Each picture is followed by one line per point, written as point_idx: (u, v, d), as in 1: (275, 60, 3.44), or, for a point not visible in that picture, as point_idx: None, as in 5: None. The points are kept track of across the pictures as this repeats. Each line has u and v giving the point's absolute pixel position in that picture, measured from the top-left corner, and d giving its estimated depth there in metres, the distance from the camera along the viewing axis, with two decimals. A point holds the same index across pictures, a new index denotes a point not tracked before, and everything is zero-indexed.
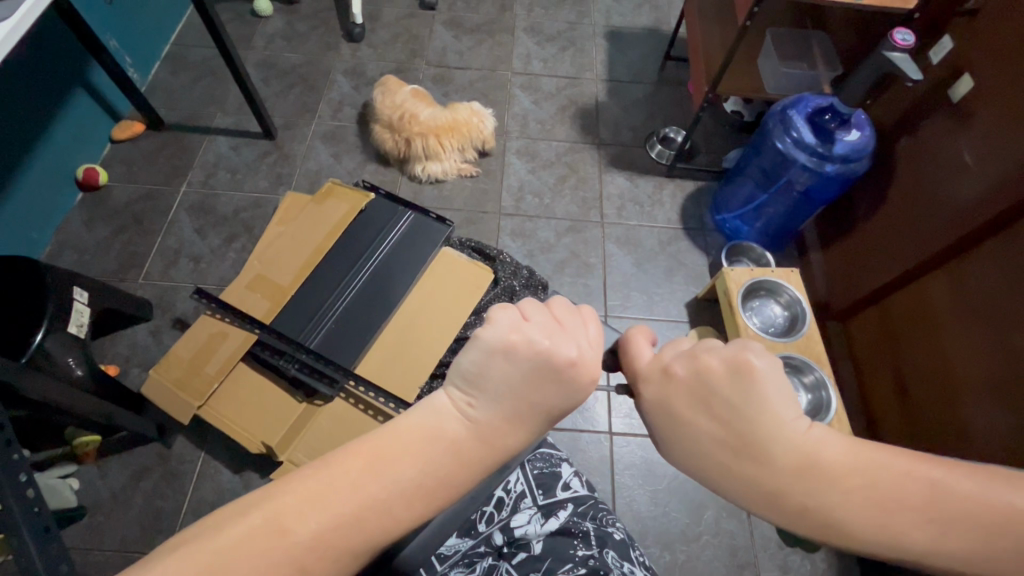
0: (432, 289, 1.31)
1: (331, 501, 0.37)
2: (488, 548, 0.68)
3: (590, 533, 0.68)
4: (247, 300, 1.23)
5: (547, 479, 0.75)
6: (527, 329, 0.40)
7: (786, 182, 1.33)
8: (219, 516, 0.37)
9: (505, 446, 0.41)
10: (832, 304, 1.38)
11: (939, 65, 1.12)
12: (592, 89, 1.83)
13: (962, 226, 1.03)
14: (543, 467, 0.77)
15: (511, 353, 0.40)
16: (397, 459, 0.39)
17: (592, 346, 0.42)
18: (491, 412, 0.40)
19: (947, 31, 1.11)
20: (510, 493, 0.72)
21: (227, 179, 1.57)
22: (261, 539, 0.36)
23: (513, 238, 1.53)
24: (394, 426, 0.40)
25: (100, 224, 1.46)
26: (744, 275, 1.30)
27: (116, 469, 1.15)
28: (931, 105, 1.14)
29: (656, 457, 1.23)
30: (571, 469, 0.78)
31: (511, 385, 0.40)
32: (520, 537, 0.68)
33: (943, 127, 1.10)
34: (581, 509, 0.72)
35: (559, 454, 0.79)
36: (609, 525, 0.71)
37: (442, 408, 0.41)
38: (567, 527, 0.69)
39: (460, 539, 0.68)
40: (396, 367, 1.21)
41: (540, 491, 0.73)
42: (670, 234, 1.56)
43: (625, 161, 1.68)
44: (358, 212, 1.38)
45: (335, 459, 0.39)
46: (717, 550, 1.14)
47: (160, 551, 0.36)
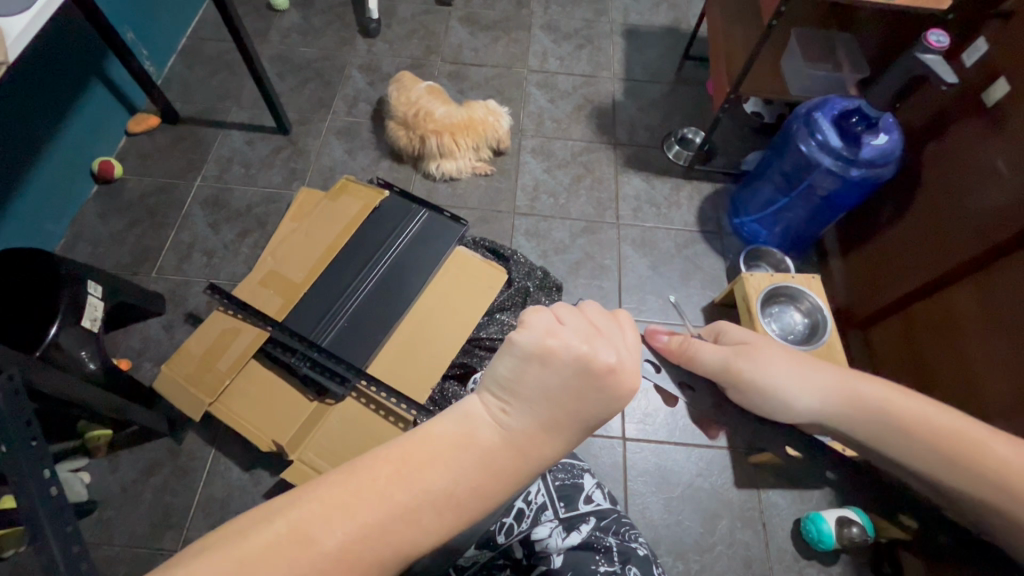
0: (447, 289, 1.30)
1: (358, 510, 0.35)
2: (506, 560, 0.67)
3: (613, 549, 0.67)
4: (259, 297, 1.23)
5: (569, 490, 0.72)
6: (562, 335, 0.39)
7: (808, 186, 1.31)
8: (242, 522, 0.36)
9: (538, 456, 0.39)
10: (852, 312, 1.35)
11: (972, 69, 1.09)
12: (609, 88, 1.80)
13: (992, 235, 1.00)
14: (565, 477, 0.73)
15: (548, 364, 0.38)
16: (426, 469, 0.37)
17: (629, 356, 0.40)
18: (523, 420, 0.39)
19: (981, 33, 1.08)
20: (531, 505, 0.68)
21: (241, 174, 1.56)
22: (284, 550, 0.34)
23: (527, 238, 1.51)
24: (423, 433, 0.39)
25: (114, 216, 1.46)
26: (763, 281, 1.27)
27: (127, 462, 1.15)
28: (963, 110, 1.11)
29: (671, 464, 1.21)
30: (593, 480, 0.75)
31: (546, 391, 0.38)
32: (539, 549, 0.66)
33: (974, 132, 1.07)
34: (603, 523, 0.70)
35: (580, 464, 0.76)
36: (631, 540, 0.70)
37: (474, 413, 0.39)
38: (589, 541, 0.67)
39: (478, 550, 0.66)
40: (408, 367, 1.19)
41: (562, 503, 0.70)
42: (686, 237, 1.53)
43: (642, 162, 1.65)
44: (373, 210, 1.37)
45: (362, 465, 0.38)
46: (730, 561, 1.12)
47: (182, 556, 0.34)
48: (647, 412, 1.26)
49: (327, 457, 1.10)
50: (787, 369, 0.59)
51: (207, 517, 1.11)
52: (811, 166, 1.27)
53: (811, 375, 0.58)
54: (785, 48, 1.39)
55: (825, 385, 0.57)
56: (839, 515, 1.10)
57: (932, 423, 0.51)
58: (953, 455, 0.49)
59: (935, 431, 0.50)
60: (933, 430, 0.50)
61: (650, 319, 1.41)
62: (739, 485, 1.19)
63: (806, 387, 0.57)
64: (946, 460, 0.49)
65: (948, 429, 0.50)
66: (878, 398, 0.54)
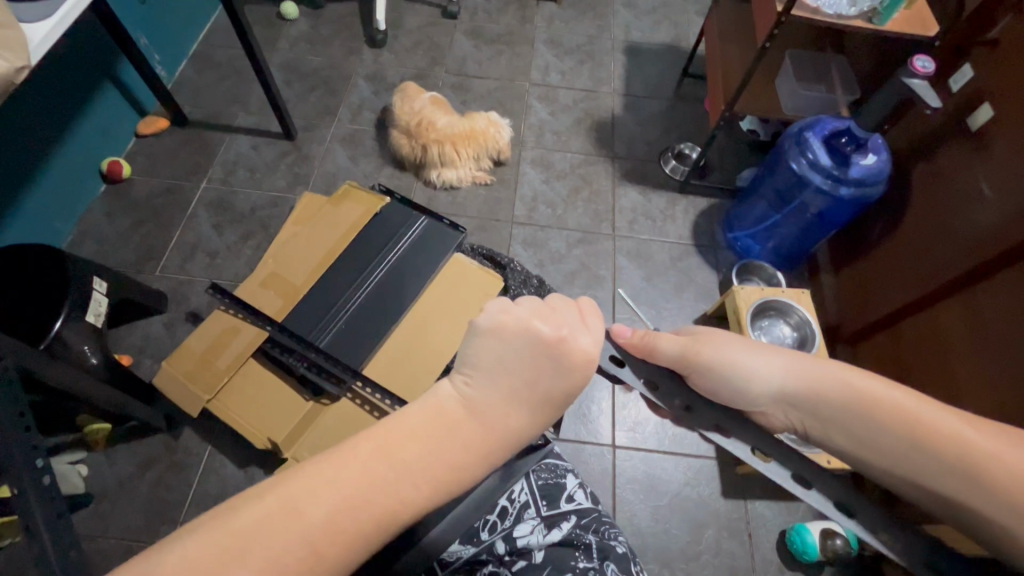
0: (443, 294, 1.33)
1: (342, 486, 0.38)
2: (489, 556, 0.69)
3: (592, 545, 0.69)
4: (259, 298, 1.25)
5: (552, 490, 0.75)
6: (514, 311, 0.44)
7: (799, 202, 1.34)
8: (232, 503, 0.38)
9: (507, 427, 0.42)
10: (843, 326, 1.37)
11: (958, 94, 1.12)
12: (609, 102, 1.84)
13: (977, 255, 1.02)
14: (548, 478, 0.77)
15: (503, 338, 0.43)
16: (403, 441, 0.40)
17: (587, 338, 0.45)
18: (486, 391, 0.42)
19: (968, 60, 1.11)
20: (514, 504, 0.73)
21: (246, 177, 1.60)
22: (273, 523, 0.36)
23: (524, 246, 1.54)
24: (401, 413, 0.42)
25: (121, 215, 1.49)
26: (754, 295, 1.30)
27: (124, 457, 1.16)
28: (949, 133, 1.14)
29: (659, 473, 1.23)
30: (576, 481, 0.78)
31: (503, 362, 0.43)
32: (522, 547, 0.68)
33: (961, 154, 1.10)
34: (584, 522, 0.72)
35: (564, 465, 0.79)
36: (611, 538, 0.71)
37: (444, 393, 0.43)
38: (569, 538, 0.69)
39: (462, 546, 0.69)
40: (404, 370, 1.22)
41: (545, 502, 0.74)
42: (681, 250, 1.56)
43: (639, 176, 1.68)
44: (373, 215, 1.40)
45: (345, 446, 0.40)
46: (716, 571, 1.14)
47: (175, 537, 0.36)
48: (637, 421, 1.28)
49: None
50: (748, 359, 0.61)
51: (201, 513, 1.12)
52: (802, 183, 1.30)
53: (775, 362, 0.60)
54: (780, 69, 1.43)
55: (788, 370, 0.59)
56: (824, 526, 1.13)
57: (889, 403, 0.54)
58: (912, 435, 0.52)
59: (887, 409, 0.54)
60: (888, 409, 0.53)
61: (643, 329, 1.43)
62: (726, 495, 1.21)
63: (770, 372, 0.60)
64: (898, 434, 0.52)
65: (902, 408, 0.53)
66: (837, 379, 0.57)
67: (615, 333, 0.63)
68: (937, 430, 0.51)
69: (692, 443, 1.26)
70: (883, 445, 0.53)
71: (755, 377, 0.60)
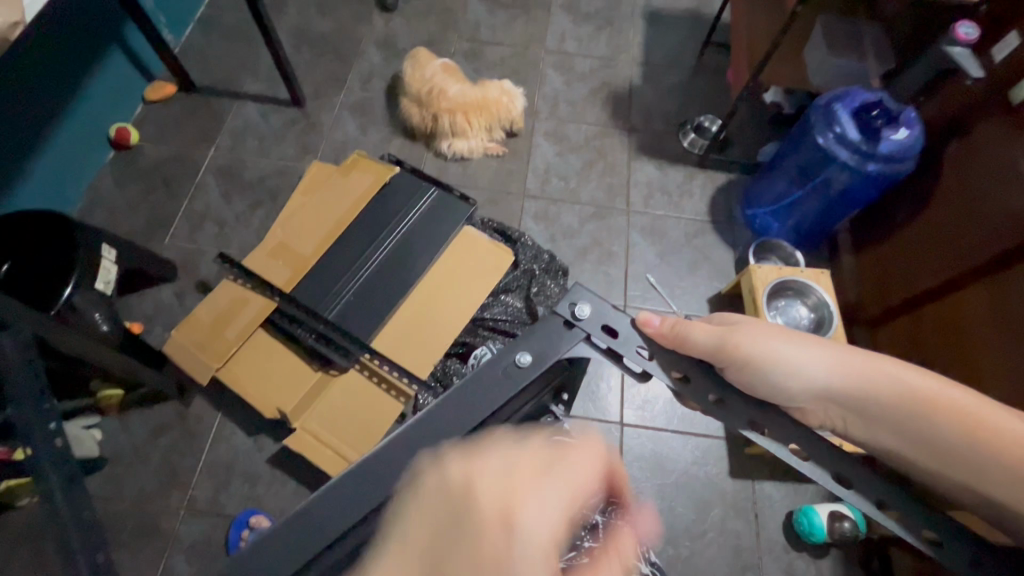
0: (451, 268, 1.31)
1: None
2: None
3: (599, 526, 0.68)
4: (268, 267, 1.25)
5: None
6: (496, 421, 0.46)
7: (823, 179, 1.28)
8: None
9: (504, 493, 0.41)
10: (860, 308, 1.34)
11: (1001, 65, 1.05)
12: (627, 72, 1.77)
13: (1009, 239, 0.97)
14: None
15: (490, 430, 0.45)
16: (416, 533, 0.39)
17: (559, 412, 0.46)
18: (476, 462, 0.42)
19: (1014, 28, 1.04)
20: None
21: (255, 146, 1.57)
22: None
23: (536, 220, 1.51)
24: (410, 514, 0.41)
25: (130, 183, 1.48)
26: (771, 274, 1.26)
27: (138, 422, 1.18)
28: (987, 106, 1.07)
29: (667, 451, 1.22)
30: None
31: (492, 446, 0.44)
32: None
33: (998, 129, 1.04)
34: (591, 502, 0.72)
35: None
36: (618, 518, 0.71)
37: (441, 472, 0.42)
38: None
39: None
40: (411, 343, 1.21)
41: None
42: (697, 227, 1.52)
43: (656, 149, 1.63)
44: (383, 185, 1.38)
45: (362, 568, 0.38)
46: (720, 549, 1.14)
47: None
48: (647, 399, 1.27)
49: (328, 426, 1.13)
50: (797, 351, 0.55)
51: (212, 479, 1.14)
52: (827, 159, 1.25)
53: (828, 355, 0.55)
54: (808, 37, 1.35)
55: (840, 364, 0.55)
56: (833, 508, 1.12)
57: (941, 399, 0.51)
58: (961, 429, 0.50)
59: (944, 404, 0.51)
60: (941, 406, 0.51)
61: (656, 307, 1.41)
62: (733, 475, 1.20)
63: (818, 366, 0.55)
64: (950, 430, 0.50)
65: (957, 405, 0.51)
66: (888, 374, 0.53)
67: (640, 323, 0.52)
68: (987, 424, 0.50)
69: (701, 422, 1.25)
70: (938, 447, 0.51)
71: (806, 373, 0.54)
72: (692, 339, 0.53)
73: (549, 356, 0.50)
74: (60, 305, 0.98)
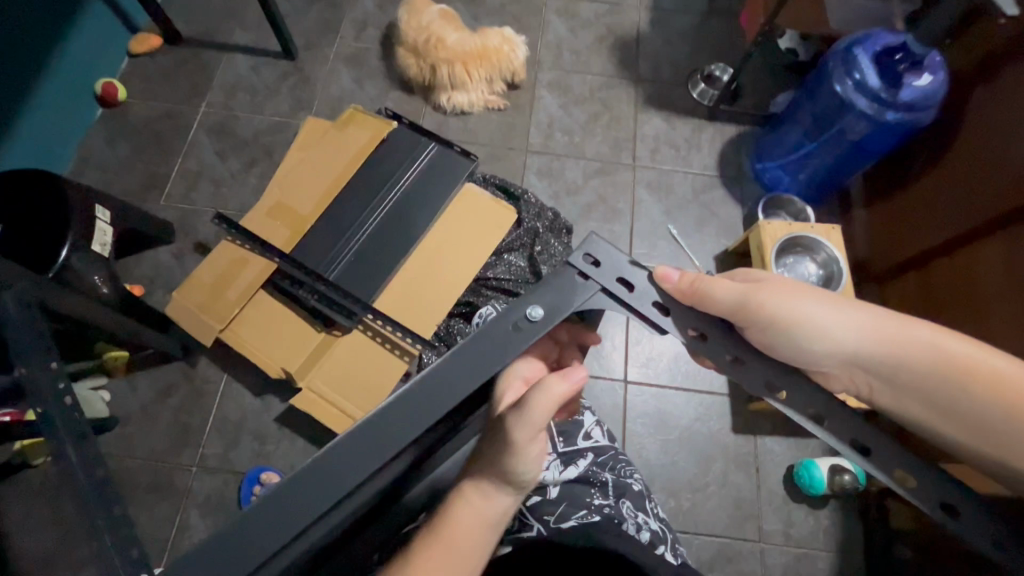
0: (453, 227, 1.28)
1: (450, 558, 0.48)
2: None
3: (608, 483, 0.69)
4: (267, 228, 1.22)
5: (568, 427, 0.74)
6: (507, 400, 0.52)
7: (839, 130, 1.23)
8: None
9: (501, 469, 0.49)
10: (869, 265, 1.31)
11: None
12: (634, 17, 1.68)
13: None
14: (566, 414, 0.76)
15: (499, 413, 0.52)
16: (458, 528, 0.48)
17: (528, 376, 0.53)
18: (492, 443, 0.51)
19: None
20: None
21: (247, 101, 1.51)
22: None
23: (539, 177, 1.47)
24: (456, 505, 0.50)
25: (120, 141, 1.43)
26: (781, 230, 1.23)
27: (145, 383, 1.19)
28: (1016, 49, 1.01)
29: (671, 408, 1.23)
30: (592, 417, 0.77)
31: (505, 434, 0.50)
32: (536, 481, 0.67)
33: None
34: (601, 459, 0.73)
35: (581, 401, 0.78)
36: (627, 475, 0.73)
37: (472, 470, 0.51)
38: (585, 476, 0.69)
39: None
40: (413, 303, 1.20)
41: (561, 438, 0.73)
42: (705, 182, 1.47)
43: (663, 100, 1.57)
44: (380, 142, 1.33)
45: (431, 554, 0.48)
46: (721, 501, 1.16)
47: None
48: (651, 357, 1.27)
49: (333, 385, 1.14)
50: (824, 314, 0.54)
51: (222, 438, 1.16)
52: (845, 108, 1.19)
53: (857, 319, 0.54)
54: None
55: (868, 328, 0.54)
56: (834, 462, 1.13)
57: (980, 368, 0.51)
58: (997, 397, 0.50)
59: (982, 372, 0.51)
60: (968, 372, 0.51)
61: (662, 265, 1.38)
62: (736, 431, 1.21)
63: (847, 330, 0.54)
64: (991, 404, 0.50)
65: (986, 371, 0.51)
66: (922, 340, 0.53)
67: (659, 278, 0.50)
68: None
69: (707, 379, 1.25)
70: (959, 413, 0.51)
71: (833, 338, 0.54)
72: (714, 298, 0.51)
73: (561, 309, 0.47)
74: (57, 268, 0.97)
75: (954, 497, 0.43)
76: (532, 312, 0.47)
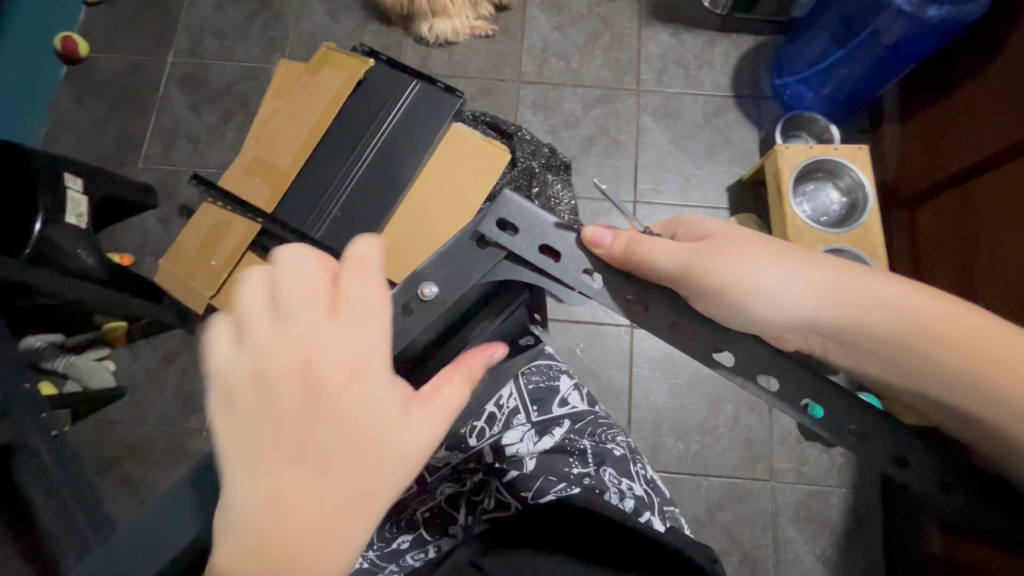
0: (443, 172, 1.20)
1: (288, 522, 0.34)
2: (477, 463, 0.66)
3: (587, 451, 0.67)
4: (246, 186, 1.16)
5: (543, 395, 0.72)
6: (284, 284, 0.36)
7: (871, 32, 1.08)
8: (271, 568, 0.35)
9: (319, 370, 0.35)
10: (901, 187, 1.19)
11: None
12: None
13: None
14: (540, 380, 0.73)
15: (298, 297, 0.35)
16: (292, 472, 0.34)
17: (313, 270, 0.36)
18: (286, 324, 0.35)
19: None
20: (503, 410, 0.70)
21: (215, 46, 1.40)
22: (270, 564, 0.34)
23: (534, 111, 1.35)
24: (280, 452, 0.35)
25: (89, 101, 1.35)
26: (801, 154, 1.11)
27: (147, 352, 1.20)
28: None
29: (679, 351, 1.18)
30: (569, 382, 0.75)
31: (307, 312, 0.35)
32: (511, 454, 0.66)
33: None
34: (578, 426, 0.71)
35: (557, 366, 0.75)
36: (608, 441, 0.71)
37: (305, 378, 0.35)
38: (562, 445, 0.67)
39: (449, 452, 0.66)
40: (406, 258, 1.15)
41: (535, 407, 0.71)
42: (717, 104, 1.33)
43: (671, 12, 1.39)
44: (357, 83, 1.23)
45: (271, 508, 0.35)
46: (732, 443, 1.14)
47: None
48: None
49: None
50: (798, 275, 0.48)
51: None
52: (879, 5, 1.03)
53: (833, 279, 0.47)
54: None
55: (830, 289, 0.47)
56: None
57: (955, 328, 0.46)
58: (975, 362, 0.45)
59: (956, 332, 0.46)
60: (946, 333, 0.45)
61: (670, 201, 1.29)
62: None
63: (803, 293, 0.48)
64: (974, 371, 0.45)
65: (967, 334, 0.45)
66: (891, 300, 0.47)
67: (588, 242, 0.43)
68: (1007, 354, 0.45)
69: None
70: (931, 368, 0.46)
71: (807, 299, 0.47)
72: (657, 266, 0.45)
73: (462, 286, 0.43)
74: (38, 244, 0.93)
75: (867, 428, 0.41)
76: (425, 290, 0.43)
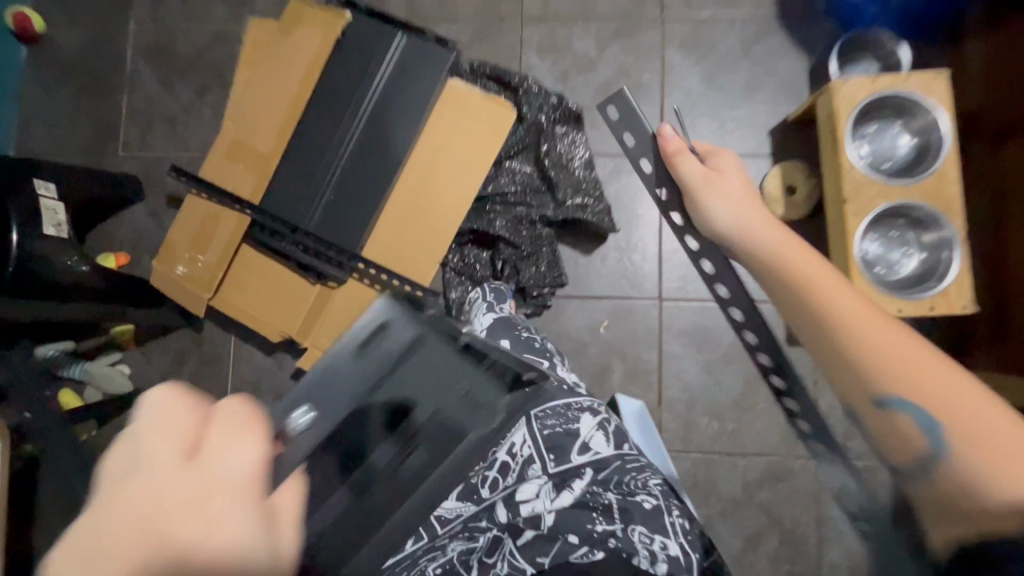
0: (440, 141, 1.07)
1: None
2: (491, 523, 0.70)
3: (612, 507, 0.67)
4: (230, 174, 1.06)
5: (562, 443, 0.73)
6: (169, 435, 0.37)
7: None
8: None
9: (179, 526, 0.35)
10: (986, 117, 0.99)
11: None
12: None
13: None
14: (557, 425, 0.74)
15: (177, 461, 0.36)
16: None
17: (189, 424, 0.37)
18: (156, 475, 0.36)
19: None
20: (517, 459, 0.73)
21: (178, 8, 1.24)
22: None
23: (541, 55, 1.16)
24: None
25: (54, 86, 1.24)
26: (861, 90, 0.92)
27: (159, 354, 1.18)
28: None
29: (713, 324, 1.08)
30: (590, 424, 0.75)
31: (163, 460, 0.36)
32: (530, 513, 0.68)
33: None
34: (603, 477, 0.71)
35: (578, 406, 0.76)
36: (636, 493, 0.70)
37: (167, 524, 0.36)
38: (583, 500, 0.68)
39: (462, 504, 0.72)
40: (408, 243, 1.05)
41: (551, 456, 0.73)
42: (758, 27, 1.12)
43: None
44: (335, 43, 1.07)
45: None
46: (772, 421, 1.06)
47: None
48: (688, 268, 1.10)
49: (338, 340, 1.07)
50: (720, 208, 0.71)
51: None
52: None
53: (756, 220, 0.69)
54: None
55: (745, 227, 0.69)
56: None
57: (847, 324, 0.54)
58: (849, 357, 0.53)
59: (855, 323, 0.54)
60: (816, 286, 0.58)
61: None
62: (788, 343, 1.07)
63: (720, 212, 0.71)
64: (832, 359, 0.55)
65: (865, 327, 0.54)
66: (824, 275, 0.59)
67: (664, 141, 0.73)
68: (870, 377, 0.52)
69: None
70: (809, 325, 0.57)
71: (709, 216, 0.72)
72: (680, 175, 0.73)
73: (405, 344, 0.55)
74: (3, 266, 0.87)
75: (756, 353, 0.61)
76: (297, 417, 0.50)
